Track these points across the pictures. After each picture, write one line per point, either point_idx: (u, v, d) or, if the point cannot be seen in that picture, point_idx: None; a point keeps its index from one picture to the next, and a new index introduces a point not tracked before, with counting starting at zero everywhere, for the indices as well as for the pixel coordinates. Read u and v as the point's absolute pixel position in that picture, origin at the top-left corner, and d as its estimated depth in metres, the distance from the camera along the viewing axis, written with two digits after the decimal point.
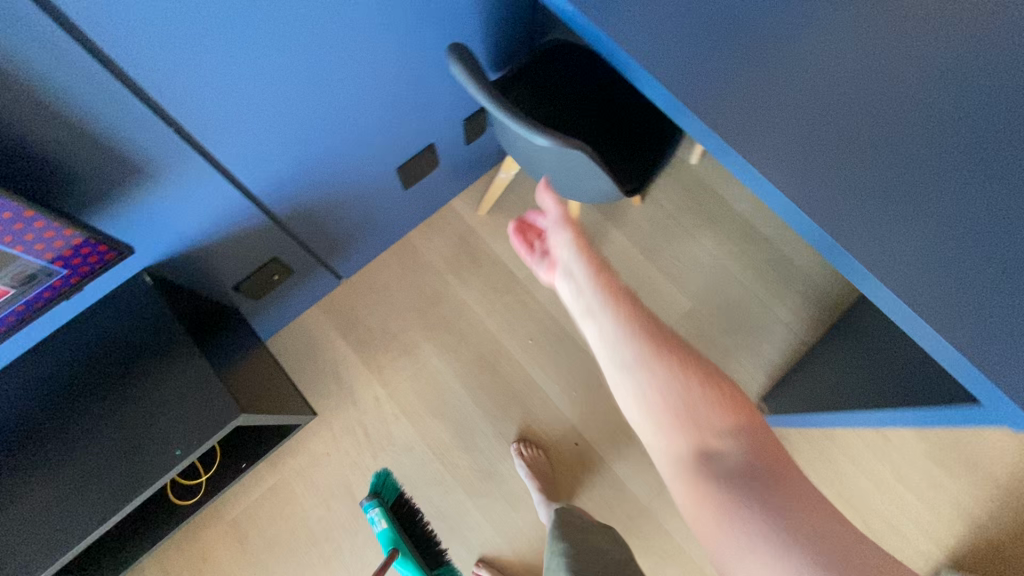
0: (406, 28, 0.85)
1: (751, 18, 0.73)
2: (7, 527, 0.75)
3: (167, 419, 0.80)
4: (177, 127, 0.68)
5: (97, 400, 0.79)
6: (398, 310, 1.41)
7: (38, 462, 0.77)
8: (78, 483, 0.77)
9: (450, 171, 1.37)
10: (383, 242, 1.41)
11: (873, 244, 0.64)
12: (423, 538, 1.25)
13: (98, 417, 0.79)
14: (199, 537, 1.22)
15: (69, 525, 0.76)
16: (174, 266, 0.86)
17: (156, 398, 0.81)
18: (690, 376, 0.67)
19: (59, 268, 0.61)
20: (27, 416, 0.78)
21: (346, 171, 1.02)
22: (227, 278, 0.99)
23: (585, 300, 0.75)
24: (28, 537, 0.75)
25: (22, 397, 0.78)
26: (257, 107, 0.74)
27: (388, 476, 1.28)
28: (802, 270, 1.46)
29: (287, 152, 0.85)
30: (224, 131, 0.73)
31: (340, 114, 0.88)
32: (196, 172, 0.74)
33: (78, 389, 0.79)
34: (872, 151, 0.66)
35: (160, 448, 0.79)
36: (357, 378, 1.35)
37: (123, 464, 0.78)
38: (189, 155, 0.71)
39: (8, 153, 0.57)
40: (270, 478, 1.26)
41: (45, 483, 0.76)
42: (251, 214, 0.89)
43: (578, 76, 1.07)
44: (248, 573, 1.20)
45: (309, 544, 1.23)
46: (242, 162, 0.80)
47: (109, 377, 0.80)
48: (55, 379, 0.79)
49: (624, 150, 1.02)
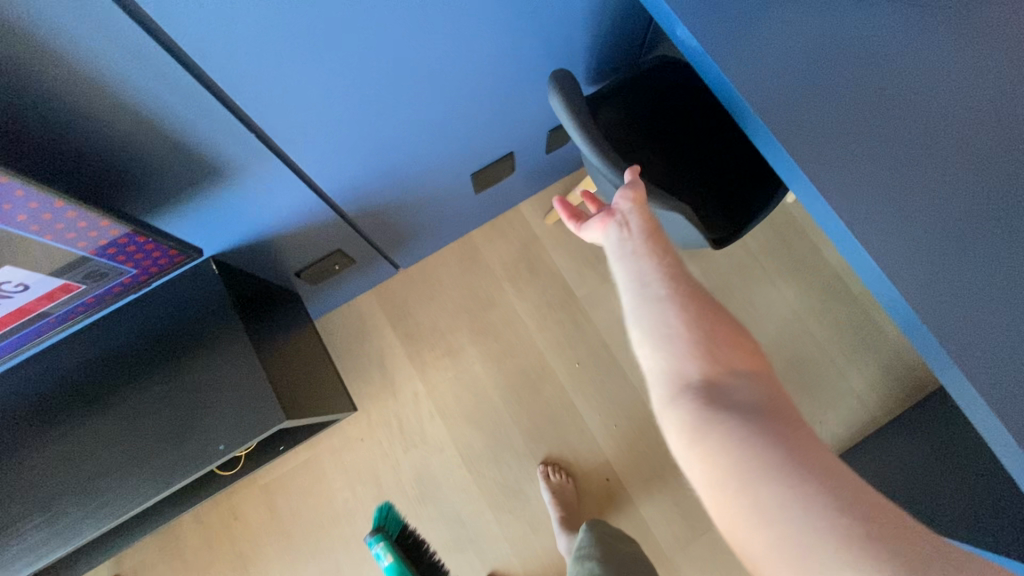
0: (501, 39, 0.80)
1: (897, 77, 0.62)
2: (62, 488, 0.80)
3: (214, 410, 0.83)
4: (256, 131, 0.67)
5: (154, 381, 0.83)
6: (450, 309, 1.40)
7: (95, 430, 0.81)
8: (128, 457, 0.81)
9: (525, 179, 1.32)
10: (446, 240, 1.39)
11: (996, 369, 0.54)
12: (429, 568, 1.25)
13: (153, 397, 0.82)
14: (236, 493, 1.30)
15: (115, 494, 0.80)
16: (240, 251, 0.88)
17: (207, 387, 0.83)
18: (749, 381, 0.55)
19: (129, 268, 0.66)
20: (91, 384, 0.82)
21: (417, 176, 1.00)
22: (289, 264, 1.01)
23: (641, 270, 0.64)
24: (78, 499, 0.80)
25: (90, 366, 0.83)
26: (338, 113, 0.73)
27: (392, 508, 1.28)
28: (889, 340, 1.32)
29: (361, 155, 0.84)
30: (302, 136, 0.72)
31: (419, 121, 0.86)
32: (271, 176, 0.75)
33: (139, 366, 0.83)
34: (1011, 263, 0.56)
35: (206, 438, 0.82)
36: (399, 370, 1.37)
37: (171, 448, 0.81)
38: (265, 158, 0.71)
39: (95, 145, 0.58)
40: (306, 452, 1.31)
41: (98, 452, 0.80)
42: (318, 210, 0.89)
43: (679, 103, 0.98)
44: (274, 536, 1.27)
45: (333, 522, 1.28)
46: (316, 164, 0.79)
47: (170, 359, 0.83)
48: (119, 352, 0.83)
49: (718, 193, 0.94)
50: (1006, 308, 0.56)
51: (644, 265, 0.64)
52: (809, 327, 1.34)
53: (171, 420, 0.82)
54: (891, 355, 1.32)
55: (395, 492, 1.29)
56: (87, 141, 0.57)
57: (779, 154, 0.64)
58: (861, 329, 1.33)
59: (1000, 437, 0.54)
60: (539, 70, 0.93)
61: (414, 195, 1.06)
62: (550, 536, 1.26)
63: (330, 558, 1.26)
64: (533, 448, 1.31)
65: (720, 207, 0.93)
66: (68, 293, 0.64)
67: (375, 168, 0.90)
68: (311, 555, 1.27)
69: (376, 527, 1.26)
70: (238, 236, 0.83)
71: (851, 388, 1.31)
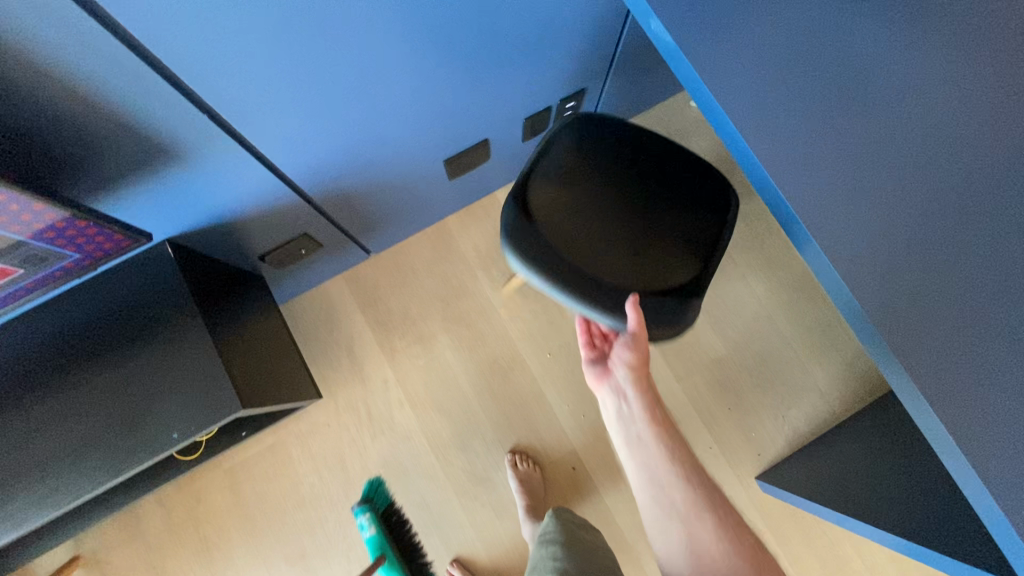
0: (474, 25, 0.78)
1: (869, 81, 0.62)
2: (9, 472, 0.78)
3: (169, 397, 0.81)
4: (211, 113, 0.65)
5: (105, 365, 0.80)
6: (421, 296, 1.38)
7: (42, 414, 0.78)
8: (78, 443, 0.79)
9: (501, 165, 1.30)
10: (419, 225, 1.37)
11: (946, 376, 0.55)
12: (409, 547, 1.26)
13: (104, 382, 0.80)
14: (199, 477, 1.28)
15: (64, 481, 0.78)
16: (198, 233, 0.85)
17: (162, 373, 0.81)
18: (725, 527, 0.72)
19: (71, 252, 0.63)
20: (38, 367, 0.79)
21: (386, 162, 0.98)
22: (252, 247, 0.99)
23: (636, 428, 0.81)
24: (25, 484, 0.78)
25: (37, 348, 0.80)
26: (301, 97, 0.70)
27: (382, 484, 1.28)
28: (854, 339, 1.35)
29: (327, 139, 0.81)
30: (261, 119, 0.70)
31: (388, 106, 0.83)
32: (228, 160, 0.72)
33: (89, 350, 0.80)
34: (968, 271, 0.57)
35: (159, 426, 0.80)
36: (369, 356, 1.35)
37: (123, 435, 0.79)
38: (221, 141, 0.69)
39: (34, 127, 0.55)
40: (272, 437, 1.30)
41: (47, 437, 0.78)
42: (281, 194, 0.87)
43: (598, 160, 0.91)
44: (237, 520, 1.26)
45: (298, 507, 1.28)
46: (278, 147, 0.77)
47: (121, 345, 0.81)
48: (69, 334, 0.81)
49: (674, 245, 0.88)
50: (960, 315, 0.56)
51: (637, 448, 0.80)
52: (777, 324, 1.36)
53: (121, 408, 0.80)
54: (854, 352, 1.35)
55: (362, 478, 1.29)
56: (25, 122, 0.54)
57: (747, 154, 0.63)
58: (826, 327, 1.36)
59: (942, 443, 0.55)
60: (512, 57, 0.91)
61: (383, 181, 1.04)
62: (515, 524, 1.28)
63: (295, 542, 1.26)
64: (502, 437, 1.32)
65: (677, 259, 0.87)
66: (5, 277, 0.61)
67: (341, 153, 0.87)
68: (275, 539, 1.26)
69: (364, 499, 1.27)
70: (194, 219, 0.81)
71: (815, 384, 1.34)
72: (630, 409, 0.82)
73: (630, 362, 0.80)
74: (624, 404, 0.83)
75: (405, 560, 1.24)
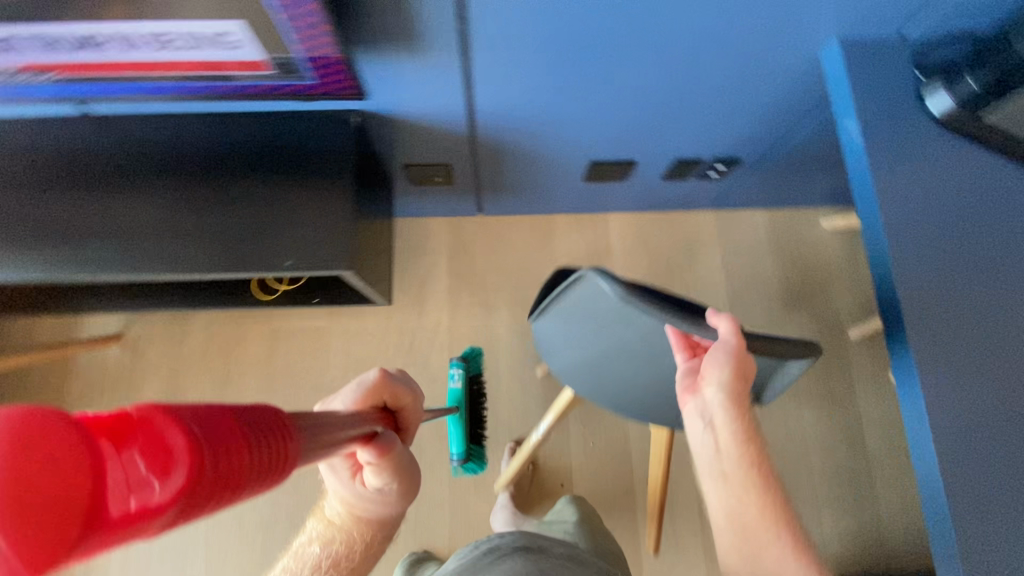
0: (697, 57, 0.86)
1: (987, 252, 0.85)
2: (149, 229, 0.90)
3: (292, 231, 0.91)
4: (461, 29, 0.75)
5: (260, 183, 0.93)
6: (503, 268, 1.46)
7: (196, 198, 0.92)
8: (209, 233, 0.91)
9: (631, 194, 1.37)
10: (533, 209, 1.46)
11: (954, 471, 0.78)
12: (475, 416, 1.34)
13: (253, 196, 0.92)
14: (249, 321, 1.39)
15: (183, 257, 0.90)
16: (380, 120, 0.96)
17: (297, 210, 0.92)
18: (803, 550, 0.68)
19: (311, 76, 0.77)
20: (213, 160, 0.93)
21: (548, 139, 1.06)
22: (407, 153, 1.10)
23: (721, 452, 0.73)
24: (154, 245, 0.90)
25: (220, 146, 0.94)
26: (536, 52, 0.80)
27: (481, 353, 1.38)
28: (878, 506, 1.32)
29: (525, 96, 0.91)
30: (494, 52, 0.80)
31: (588, 94, 0.92)
32: (446, 69, 0.82)
33: (255, 166, 0.94)
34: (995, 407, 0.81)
35: (274, 250, 0.91)
36: (434, 295, 1.44)
37: (245, 243, 0.91)
38: (451, 52, 0.79)
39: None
40: (323, 320, 1.40)
41: (190, 216, 0.91)
42: (460, 120, 0.97)
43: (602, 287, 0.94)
44: (260, 372, 1.36)
45: (313, 388, 1.36)
46: (486, 82, 0.86)
47: (279, 174, 0.93)
48: (247, 147, 0.94)
49: None
50: (979, 431, 0.79)
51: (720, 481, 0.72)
52: (809, 457, 1.35)
53: (258, 221, 0.91)
54: (872, 520, 1.31)
55: None
56: None
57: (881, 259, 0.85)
58: (855, 485, 1.33)
59: None
60: (705, 101, 0.98)
61: (535, 152, 1.12)
62: (484, 507, 1.31)
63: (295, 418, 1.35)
64: (511, 426, 1.36)
65: None
66: (261, 71, 0.74)
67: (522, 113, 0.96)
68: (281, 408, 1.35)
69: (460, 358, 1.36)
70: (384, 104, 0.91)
71: (819, 532, 1.31)
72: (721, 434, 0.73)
73: (724, 388, 0.70)
74: (712, 426, 0.73)
75: (472, 423, 1.32)
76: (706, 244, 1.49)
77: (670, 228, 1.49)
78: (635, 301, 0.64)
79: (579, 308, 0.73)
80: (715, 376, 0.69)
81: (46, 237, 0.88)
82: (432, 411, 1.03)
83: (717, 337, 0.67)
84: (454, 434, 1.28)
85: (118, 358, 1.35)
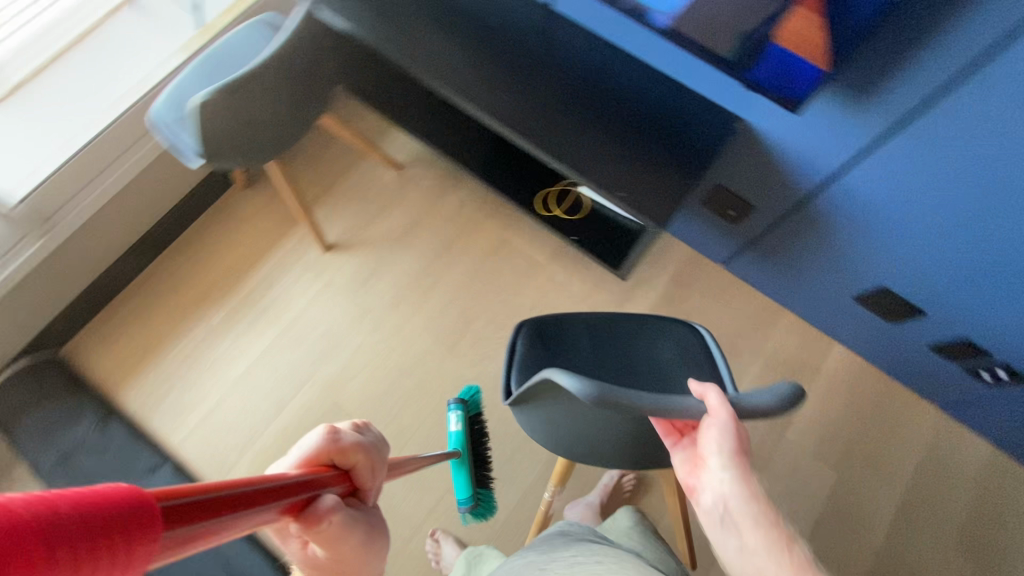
0: None
1: None
2: (508, 86, 1.09)
3: (602, 153, 1.04)
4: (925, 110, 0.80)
5: (606, 107, 1.07)
6: (710, 319, 1.48)
7: (554, 87, 1.08)
8: (545, 115, 1.07)
9: (880, 338, 1.32)
10: (772, 291, 1.45)
11: None
12: (480, 456, 1.30)
13: (595, 112, 1.06)
14: (490, 219, 1.56)
15: (515, 118, 1.07)
16: (754, 139, 1.02)
17: (617, 142, 1.05)
18: None
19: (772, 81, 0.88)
20: (588, 72, 1.09)
21: (868, 238, 1.06)
22: (731, 178, 1.15)
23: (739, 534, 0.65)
24: (503, 98, 1.08)
25: (599, 65, 1.09)
26: (961, 168, 0.83)
27: (479, 394, 1.35)
28: None
29: (903, 195, 0.93)
30: (925, 145, 0.83)
31: (959, 229, 0.92)
32: (863, 130, 0.88)
33: (613, 94, 1.07)
34: None
35: (579, 157, 1.04)
36: (638, 299, 1.49)
37: (563, 139, 1.05)
38: (889, 120, 0.84)
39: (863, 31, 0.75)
40: (543, 257, 1.53)
41: (540, 96, 1.08)
42: (819, 179, 1.01)
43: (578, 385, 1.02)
44: (474, 262, 1.52)
45: (502, 301, 1.49)
46: (884, 163, 0.90)
47: (626, 110, 1.06)
48: (618, 78, 1.08)
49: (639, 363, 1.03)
50: None
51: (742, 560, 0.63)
52: None
53: (620, 154, 1.04)
54: None
55: None
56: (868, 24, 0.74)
57: None
58: None
59: None
60: None
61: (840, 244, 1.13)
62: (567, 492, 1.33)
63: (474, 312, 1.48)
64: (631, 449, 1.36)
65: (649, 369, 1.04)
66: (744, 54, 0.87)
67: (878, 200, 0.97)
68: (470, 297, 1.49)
69: (460, 399, 1.33)
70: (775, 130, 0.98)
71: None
72: (725, 497, 0.67)
73: (724, 457, 0.67)
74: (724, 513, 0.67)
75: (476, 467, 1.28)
76: (911, 430, 1.38)
77: (884, 392, 1.41)
78: (604, 395, 0.64)
79: (557, 398, 0.77)
80: (709, 436, 0.68)
81: (450, 64, 1.11)
82: (424, 460, 0.96)
83: (706, 411, 0.67)
84: (458, 481, 1.25)
85: (390, 179, 1.59)
